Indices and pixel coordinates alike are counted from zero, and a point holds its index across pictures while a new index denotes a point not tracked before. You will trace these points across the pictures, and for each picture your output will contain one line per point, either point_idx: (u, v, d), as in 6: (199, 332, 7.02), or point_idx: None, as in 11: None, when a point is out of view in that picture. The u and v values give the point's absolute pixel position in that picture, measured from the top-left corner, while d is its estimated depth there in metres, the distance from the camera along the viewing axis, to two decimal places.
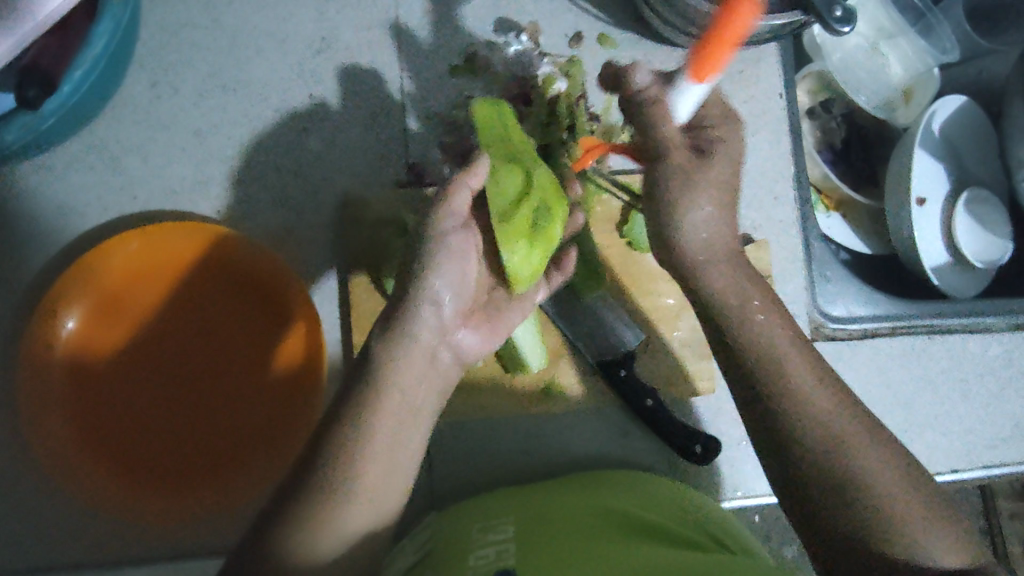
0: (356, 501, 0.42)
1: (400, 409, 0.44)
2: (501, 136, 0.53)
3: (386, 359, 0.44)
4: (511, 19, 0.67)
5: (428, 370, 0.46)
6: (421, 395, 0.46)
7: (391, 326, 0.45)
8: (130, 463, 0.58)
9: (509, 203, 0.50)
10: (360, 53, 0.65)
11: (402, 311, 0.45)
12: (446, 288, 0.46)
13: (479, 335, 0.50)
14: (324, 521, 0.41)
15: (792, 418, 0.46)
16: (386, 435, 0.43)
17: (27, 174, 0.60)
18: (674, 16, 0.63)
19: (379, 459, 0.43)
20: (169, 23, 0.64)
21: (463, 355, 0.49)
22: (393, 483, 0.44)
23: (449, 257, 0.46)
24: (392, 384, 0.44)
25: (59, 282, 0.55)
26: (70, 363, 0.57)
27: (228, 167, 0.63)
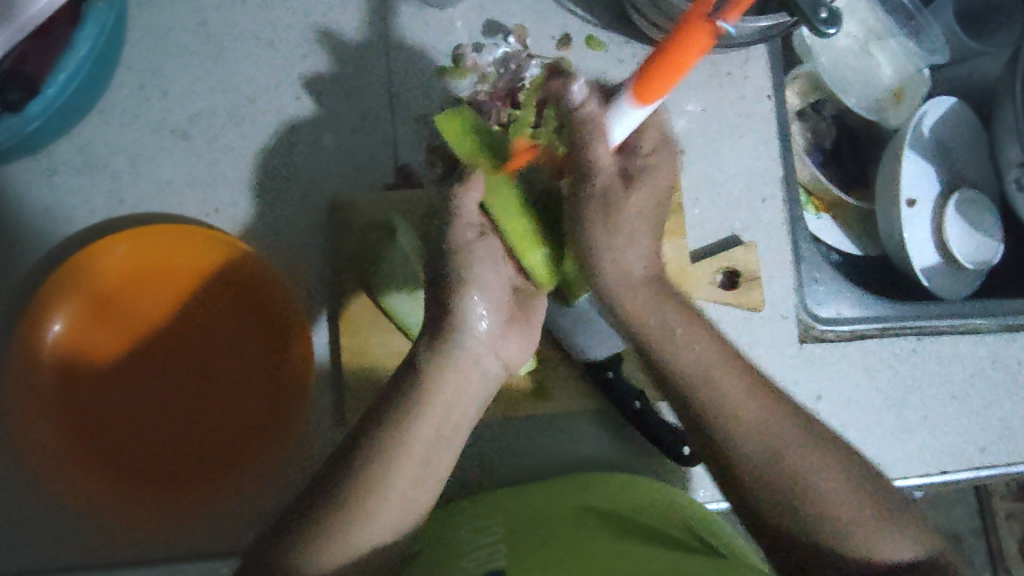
0: (383, 506, 0.44)
1: (441, 418, 0.45)
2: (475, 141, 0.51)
3: (429, 373, 0.45)
4: (499, 22, 0.67)
5: (471, 379, 0.46)
6: (461, 405, 0.46)
7: (437, 340, 0.45)
8: (121, 468, 0.58)
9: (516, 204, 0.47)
10: (347, 55, 0.65)
11: (447, 323, 0.45)
12: (487, 299, 0.45)
13: (524, 341, 0.49)
14: (351, 524, 0.44)
15: (745, 432, 0.46)
16: (422, 445, 0.45)
17: (14, 177, 0.60)
18: (661, 18, 0.63)
19: (411, 466, 0.45)
20: (157, 27, 0.64)
21: (509, 359, 0.48)
22: (424, 484, 0.46)
23: (485, 266, 0.45)
24: (433, 399, 0.45)
25: (44, 286, 0.55)
26: (60, 366, 0.57)
27: (214, 170, 0.63)
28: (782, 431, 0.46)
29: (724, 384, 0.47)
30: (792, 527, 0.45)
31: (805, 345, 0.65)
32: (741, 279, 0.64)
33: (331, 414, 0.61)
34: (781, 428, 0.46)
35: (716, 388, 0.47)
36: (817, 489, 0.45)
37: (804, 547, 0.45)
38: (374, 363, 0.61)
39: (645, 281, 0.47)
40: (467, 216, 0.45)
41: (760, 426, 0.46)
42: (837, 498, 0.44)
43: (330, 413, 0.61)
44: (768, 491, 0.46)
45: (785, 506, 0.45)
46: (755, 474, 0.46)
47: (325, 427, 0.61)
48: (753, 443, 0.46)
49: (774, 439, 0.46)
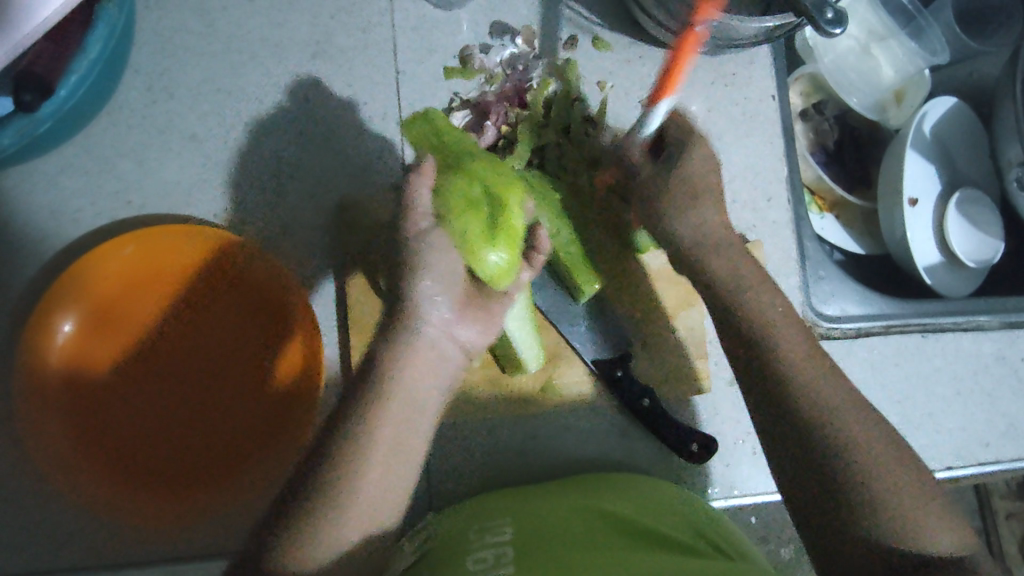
0: (361, 498, 0.44)
1: (407, 403, 0.46)
2: (435, 144, 0.56)
3: (392, 360, 0.46)
4: (506, 23, 0.67)
5: (435, 364, 0.47)
6: (428, 390, 0.47)
7: (395, 328, 0.47)
8: (127, 469, 0.57)
9: (458, 207, 0.51)
10: (354, 55, 0.66)
11: (404, 308, 0.47)
12: (437, 280, 0.47)
13: (484, 324, 0.50)
14: (335, 515, 0.43)
15: (796, 408, 0.50)
16: (392, 432, 0.45)
17: (20, 179, 0.60)
18: (667, 18, 0.63)
19: (385, 456, 0.45)
20: (164, 29, 0.64)
21: (469, 343, 0.49)
22: (401, 474, 0.46)
23: (434, 253, 0.48)
24: (398, 385, 0.46)
25: (54, 288, 0.55)
26: (66, 368, 0.57)
27: (222, 170, 0.63)
28: (836, 410, 0.49)
29: (783, 359, 0.51)
30: (839, 505, 0.47)
31: None
32: None
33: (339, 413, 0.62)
34: (832, 404, 0.49)
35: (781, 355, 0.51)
36: (859, 465, 0.47)
37: (847, 527, 0.46)
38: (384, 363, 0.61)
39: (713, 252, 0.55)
40: (422, 208, 0.49)
41: (807, 402, 0.49)
42: (880, 479, 0.46)
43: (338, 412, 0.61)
44: (814, 464, 0.48)
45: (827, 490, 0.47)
46: (806, 447, 0.49)
47: None
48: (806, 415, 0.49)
49: (820, 416, 0.49)
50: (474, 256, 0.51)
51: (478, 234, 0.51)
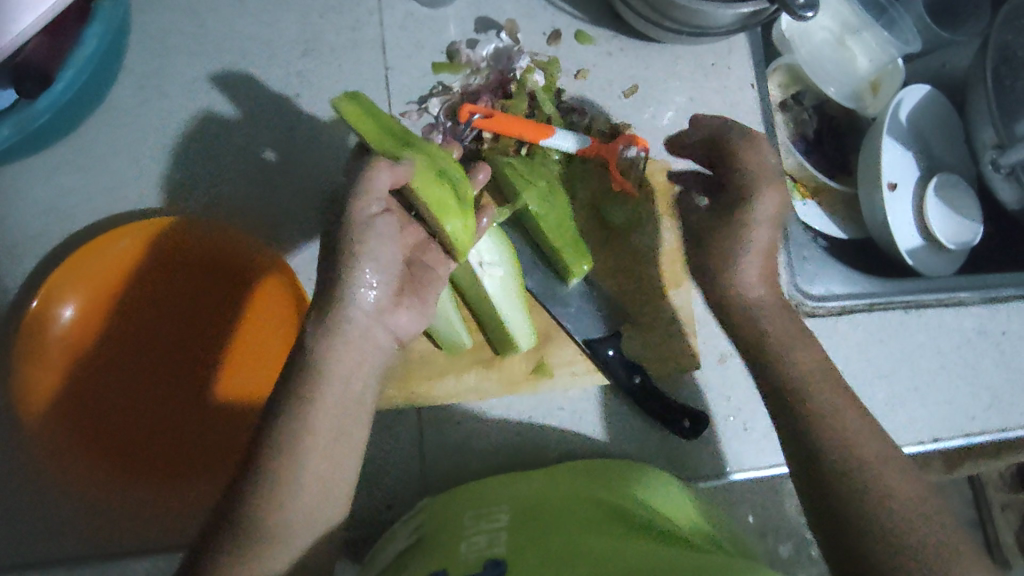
0: (303, 485, 0.44)
1: (341, 392, 0.46)
2: (370, 118, 0.55)
3: (319, 350, 0.45)
4: (491, 18, 0.69)
5: (363, 351, 0.47)
6: (359, 375, 0.47)
7: (325, 317, 0.46)
8: (120, 454, 0.58)
9: (429, 181, 0.52)
10: (344, 53, 0.68)
11: (333, 297, 0.46)
12: (378, 270, 0.47)
13: (416, 312, 0.51)
14: (282, 503, 0.43)
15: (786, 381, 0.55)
16: (327, 423, 0.45)
17: (16, 175, 0.62)
18: (646, 8, 0.65)
19: (323, 443, 0.45)
20: (157, 30, 0.65)
21: (398, 330, 0.50)
22: (341, 460, 0.46)
23: (378, 240, 0.47)
24: (331, 370, 0.45)
25: (52, 278, 0.56)
26: (65, 352, 0.58)
27: (216, 165, 0.64)
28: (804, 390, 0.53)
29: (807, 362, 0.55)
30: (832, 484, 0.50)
31: None
32: None
33: None
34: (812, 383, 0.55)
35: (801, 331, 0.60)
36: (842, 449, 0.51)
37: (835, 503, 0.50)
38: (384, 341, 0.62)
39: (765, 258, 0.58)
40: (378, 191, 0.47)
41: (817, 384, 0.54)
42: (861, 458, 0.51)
43: None
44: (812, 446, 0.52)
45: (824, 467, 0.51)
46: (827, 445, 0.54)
47: None
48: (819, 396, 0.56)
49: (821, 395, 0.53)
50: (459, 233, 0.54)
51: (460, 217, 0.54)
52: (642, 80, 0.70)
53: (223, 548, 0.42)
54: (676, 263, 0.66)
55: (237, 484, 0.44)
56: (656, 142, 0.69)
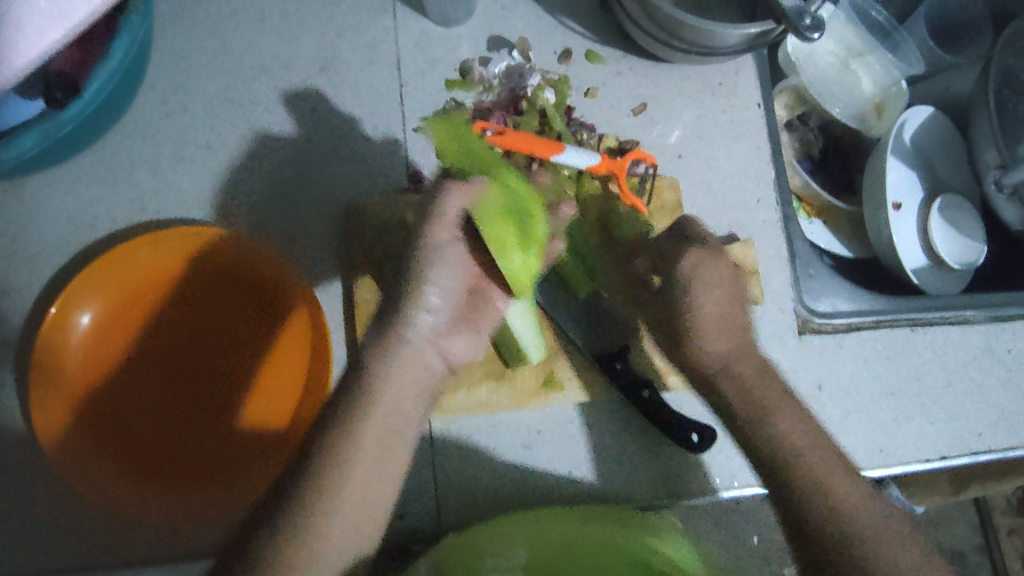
0: (342, 499, 0.44)
1: (392, 410, 0.46)
2: (461, 147, 0.58)
3: (376, 368, 0.46)
4: (503, 37, 0.71)
5: (419, 373, 0.48)
6: (411, 394, 0.48)
7: (383, 334, 0.47)
8: (134, 464, 0.58)
9: (495, 216, 0.51)
10: (360, 70, 0.69)
11: (397, 315, 0.48)
12: (441, 296, 0.49)
13: (470, 340, 0.52)
14: (317, 519, 0.44)
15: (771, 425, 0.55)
16: (375, 440, 0.46)
17: (40, 186, 0.63)
18: (655, 29, 0.67)
19: (368, 460, 0.45)
20: (179, 46, 0.67)
21: (451, 357, 0.51)
22: (380, 478, 0.46)
23: (444, 266, 0.49)
24: (386, 387, 0.46)
25: (72, 284, 0.57)
26: (84, 359, 0.59)
27: (234, 180, 0.66)
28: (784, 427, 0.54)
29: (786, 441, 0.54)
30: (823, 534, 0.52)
31: (804, 337, 0.68)
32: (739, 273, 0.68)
33: None
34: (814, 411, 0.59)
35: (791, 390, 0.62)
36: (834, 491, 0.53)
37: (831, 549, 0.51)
38: None
39: (722, 331, 0.55)
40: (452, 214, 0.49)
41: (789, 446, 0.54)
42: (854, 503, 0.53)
43: None
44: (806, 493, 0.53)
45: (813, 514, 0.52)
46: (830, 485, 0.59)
47: None
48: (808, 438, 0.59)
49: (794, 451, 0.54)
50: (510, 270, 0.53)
51: (517, 258, 0.53)
52: (651, 99, 0.72)
53: (250, 563, 0.42)
54: None
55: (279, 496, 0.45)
56: (664, 160, 0.70)
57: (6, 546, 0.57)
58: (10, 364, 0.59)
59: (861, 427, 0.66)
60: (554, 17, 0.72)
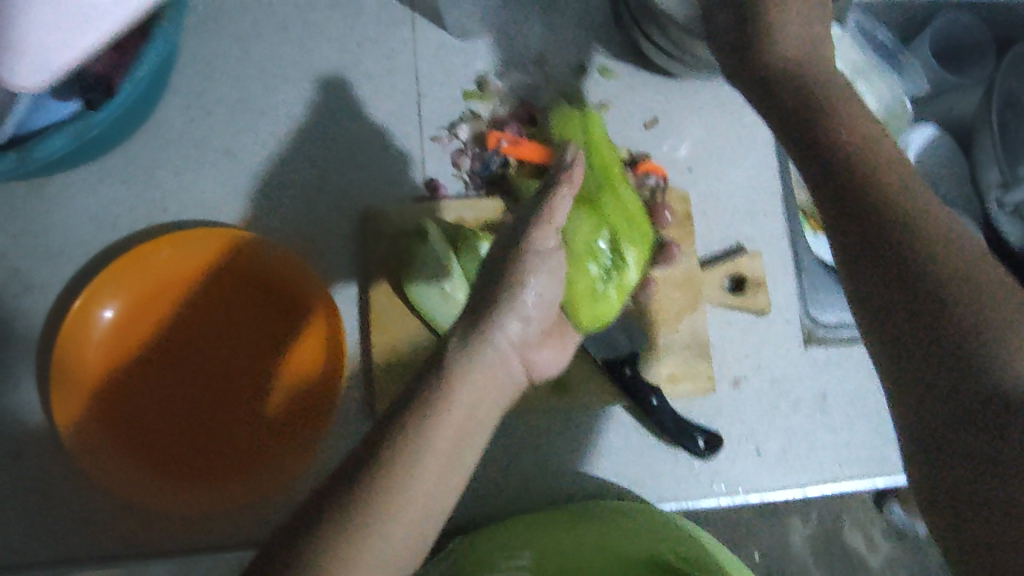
0: (410, 492, 0.42)
1: (469, 408, 0.46)
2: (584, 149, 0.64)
3: (461, 367, 0.47)
4: (519, 51, 0.73)
5: (500, 377, 0.48)
6: (489, 399, 0.47)
7: (474, 333, 0.48)
8: (152, 456, 0.60)
9: (580, 240, 0.60)
10: (379, 79, 0.71)
11: (488, 320, 0.48)
12: (536, 305, 0.50)
13: (554, 353, 0.55)
14: (381, 517, 0.41)
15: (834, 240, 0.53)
16: (448, 437, 0.44)
17: (65, 185, 0.65)
18: (668, 45, 0.69)
19: (438, 454, 0.44)
20: (204, 53, 0.69)
21: (533, 369, 0.53)
22: (447, 478, 0.44)
23: (546, 272, 0.50)
24: (465, 386, 0.46)
25: (96, 279, 0.59)
26: (104, 352, 0.61)
27: (255, 182, 0.67)
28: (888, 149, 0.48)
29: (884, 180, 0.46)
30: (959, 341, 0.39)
31: (809, 347, 0.69)
32: (746, 283, 0.69)
33: (360, 413, 0.64)
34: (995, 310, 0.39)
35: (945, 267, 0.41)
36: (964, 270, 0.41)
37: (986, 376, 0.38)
38: (406, 356, 0.64)
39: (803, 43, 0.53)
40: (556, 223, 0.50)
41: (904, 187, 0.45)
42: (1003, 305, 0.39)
43: (358, 412, 0.64)
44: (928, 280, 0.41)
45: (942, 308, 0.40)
46: (953, 341, 0.39)
47: (354, 423, 0.64)
48: (938, 289, 0.40)
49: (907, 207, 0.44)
50: (583, 298, 0.60)
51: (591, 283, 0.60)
52: (662, 113, 0.73)
53: (305, 542, 0.40)
54: (691, 287, 0.68)
55: (342, 481, 0.42)
56: (673, 172, 0.72)
57: (23, 536, 0.58)
58: (31, 358, 0.61)
59: (861, 438, 0.68)
60: (569, 32, 0.74)
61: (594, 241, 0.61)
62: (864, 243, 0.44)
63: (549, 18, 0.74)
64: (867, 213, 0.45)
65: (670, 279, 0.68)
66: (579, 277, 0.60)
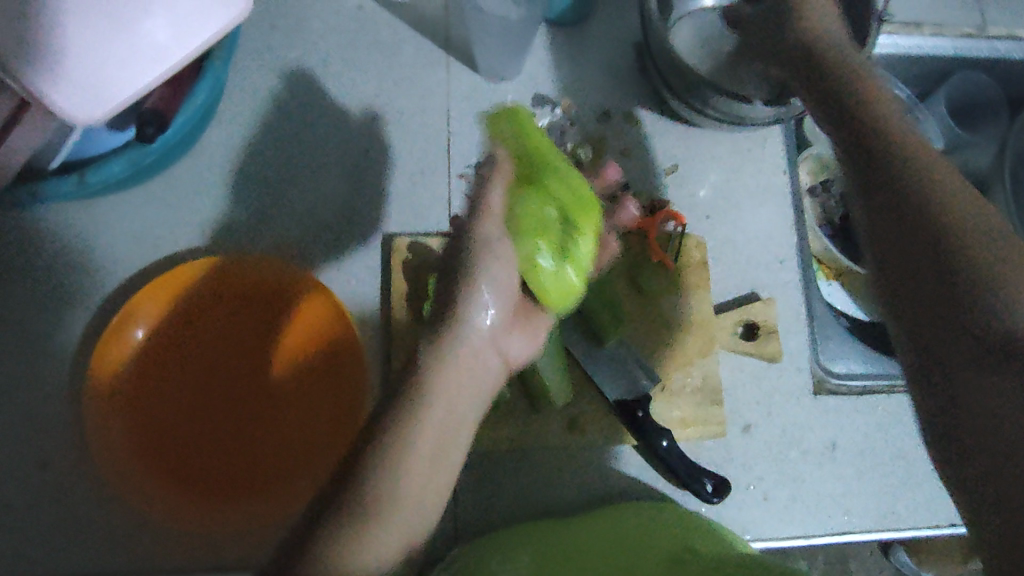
0: (403, 484, 0.46)
1: (450, 398, 0.49)
2: (512, 133, 0.56)
3: (433, 361, 0.49)
4: (547, 95, 0.76)
5: (475, 367, 0.51)
6: (467, 390, 0.50)
7: (443, 328, 0.50)
8: (179, 474, 0.62)
9: (529, 229, 0.53)
10: (412, 116, 0.74)
11: (450, 314, 0.50)
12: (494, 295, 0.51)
13: (524, 339, 0.55)
14: (382, 508, 0.45)
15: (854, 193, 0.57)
16: (435, 428, 0.48)
17: (110, 206, 0.68)
18: (692, 98, 0.71)
19: (426, 449, 0.47)
20: (247, 88, 0.72)
21: (507, 353, 0.54)
22: (438, 469, 0.48)
23: (494, 262, 0.51)
24: (444, 380, 0.49)
25: (135, 299, 0.61)
26: (135, 371, 0.63)
27: (288, 210, 0.70)
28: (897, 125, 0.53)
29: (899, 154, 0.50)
30: (958, 293, 0.45)
31: (820, 396, 0.71)
32: (759, 330, 0.71)
33: None
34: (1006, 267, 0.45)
35: (966, 225, 0.47)
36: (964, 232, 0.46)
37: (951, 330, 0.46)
38: None
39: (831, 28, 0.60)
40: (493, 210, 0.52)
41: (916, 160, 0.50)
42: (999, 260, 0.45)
43: None
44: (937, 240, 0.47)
45: (940, 265, 0.46)
46: (958, 297, 0.45)
47: None
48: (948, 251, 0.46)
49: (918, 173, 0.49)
50: (545, 284, 0.54)
51: (551, 271, 0.54)
52: (682, 161, 0.76)
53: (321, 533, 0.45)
54: (705, 332, 0.70)
55: (346, 472, 0.47)
56: (692, 218, 0.74)
57: (49, 547, 0.60)
58: (68, 372, 0.63)
59: (870, 486, 0.69)
60: (595, 79, 0.77)
61: (545, 213, 0.54)
62: (882, 209, 0.50)
63: (577, 64, 0.77)
64: (879, 186, 0.50)
65: (683, 323, 0.70)
66: (536, 268, 0.53)
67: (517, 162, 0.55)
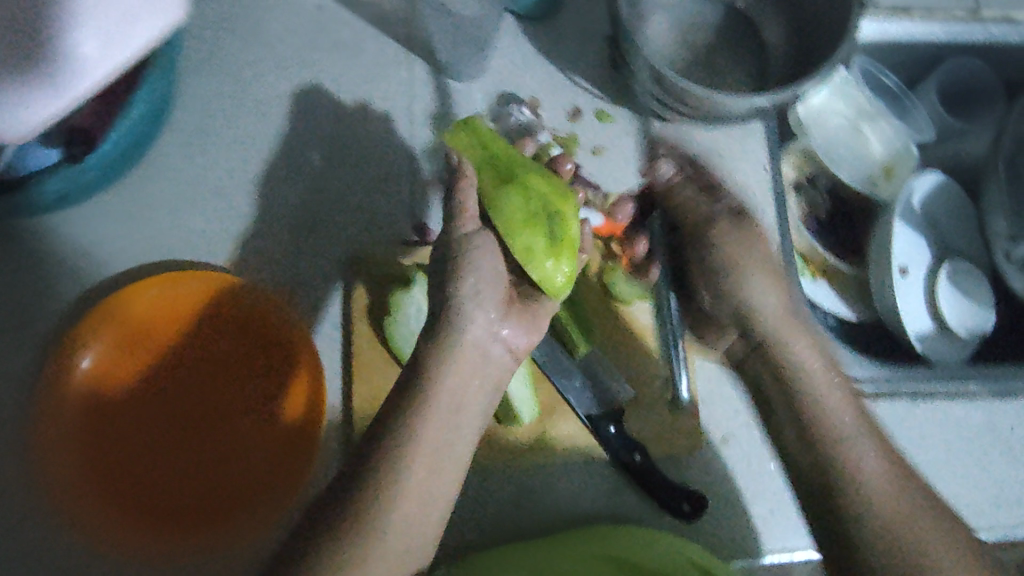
0: (398, 497, 0.48)
1: (448, 404, 0.51)
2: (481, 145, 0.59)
3: (436, 362, 0.52)
4: (515, 95, 0.72)
5: (477, 364, 0.53)
6: (471, 385, 0.53)
7: (439, 331, 0.53)
8: (134, 504, 0.59)
9: (518, 222, 0.55)
10: (374, 120, 0.71)
11: (448, 310, 0.53)
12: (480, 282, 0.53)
13: (524, 327, 0.56)
14: (375, 525, 0.46)
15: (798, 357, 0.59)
16: (433, 438, 0.50)
17: (59, 221, 0.65)
18: (661, 92, 0.67)
19: (422, 459, 0.49)
20: (200, 94, 0.69)
21: (510, 344, 0.55)
22: (434, 478, 0.49)
23: (479, 253, 0.53)
24: (445, 382, 0.51)
25: (82, 322, 0.58)
26: (84, 398, 0.60)
27: (245, 222, 0.67)
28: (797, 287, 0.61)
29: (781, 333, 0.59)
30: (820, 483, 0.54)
31: None
32: None
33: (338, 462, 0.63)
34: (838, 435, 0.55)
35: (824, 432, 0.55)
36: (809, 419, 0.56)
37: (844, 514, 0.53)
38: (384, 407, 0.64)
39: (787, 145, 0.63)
40: (471, 213, 0.54)
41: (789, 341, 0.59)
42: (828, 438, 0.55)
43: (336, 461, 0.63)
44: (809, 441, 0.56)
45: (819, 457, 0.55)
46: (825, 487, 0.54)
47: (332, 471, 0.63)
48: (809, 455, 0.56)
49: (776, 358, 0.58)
50: (544, 271, 0.55)
51: (547, 260, 0.55)
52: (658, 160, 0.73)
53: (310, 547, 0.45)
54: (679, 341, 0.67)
55: (341, 485, 0.48)
56: None
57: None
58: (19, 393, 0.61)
59: None
60: (566, 75, 0.73)
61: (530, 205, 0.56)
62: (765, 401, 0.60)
63: (547, 61, 0.74)
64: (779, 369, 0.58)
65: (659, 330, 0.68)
66: (532, 259, 0.54)
67: (490, 170, 0.57)
